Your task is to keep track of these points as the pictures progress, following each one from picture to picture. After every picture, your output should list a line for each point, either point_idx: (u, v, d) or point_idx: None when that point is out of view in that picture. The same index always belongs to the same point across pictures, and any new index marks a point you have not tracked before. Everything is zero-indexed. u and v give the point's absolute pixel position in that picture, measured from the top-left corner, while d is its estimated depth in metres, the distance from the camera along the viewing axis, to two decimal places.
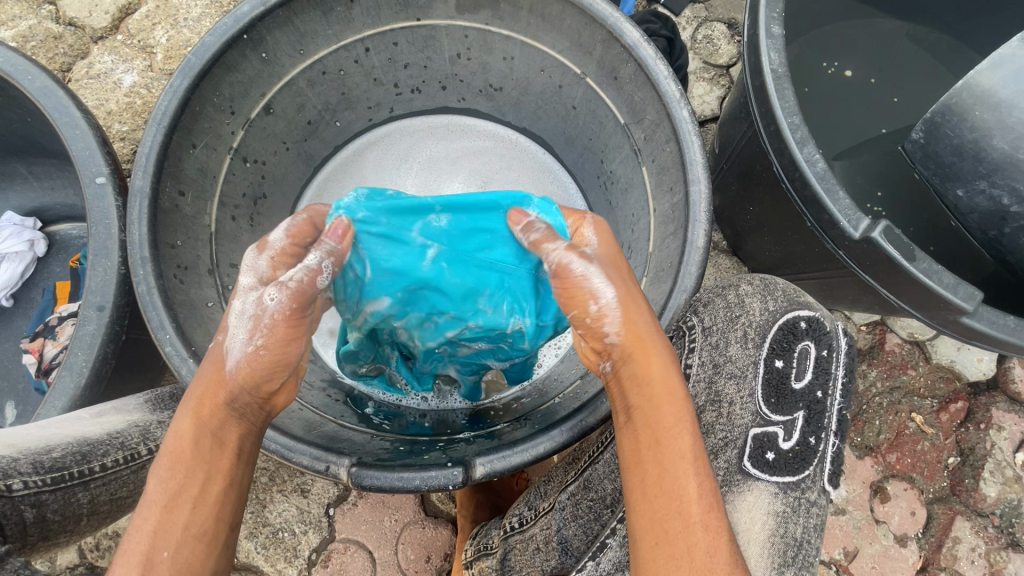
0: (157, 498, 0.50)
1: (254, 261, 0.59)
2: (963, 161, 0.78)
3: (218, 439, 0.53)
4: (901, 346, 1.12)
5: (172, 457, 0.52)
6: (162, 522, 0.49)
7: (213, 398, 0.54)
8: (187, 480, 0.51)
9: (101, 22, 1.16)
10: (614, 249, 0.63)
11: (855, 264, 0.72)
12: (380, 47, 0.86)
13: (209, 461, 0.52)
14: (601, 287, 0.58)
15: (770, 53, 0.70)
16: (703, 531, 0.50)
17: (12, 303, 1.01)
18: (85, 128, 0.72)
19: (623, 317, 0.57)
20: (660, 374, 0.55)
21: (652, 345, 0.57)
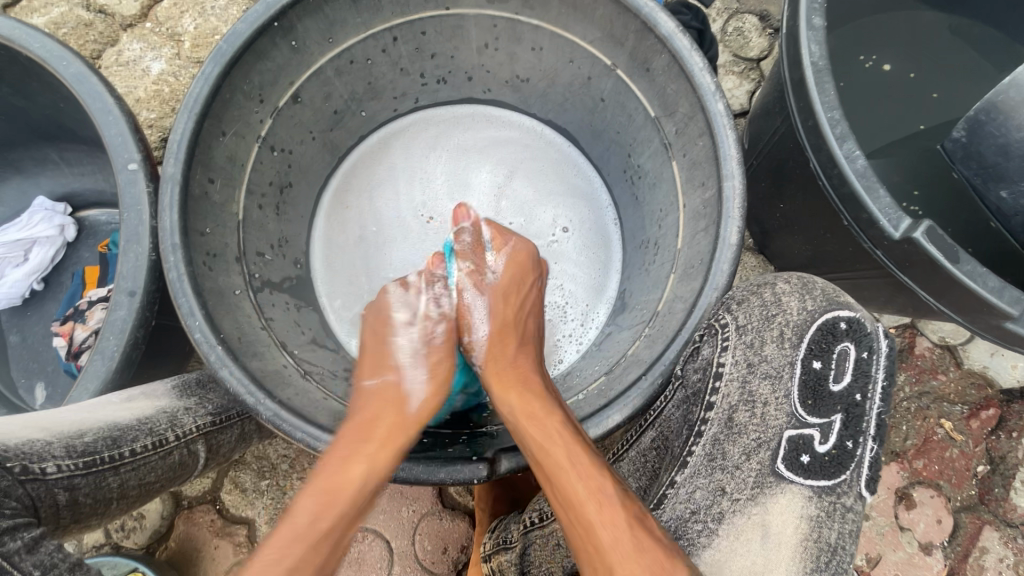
0: (303, 530, 0.56)
1: (399, 294, 0.75)
2: (1009, 161, 0.75)
3: (375, 485, 0.61)
4: (931, 350, 1.09)
5: (330, 498, 0.58)
6: (305, 559, 0.54)
7: (393, 440, 0.63)
8: (340, 520, 0.57)
9: (130, 10, 1.17)
10: (511, 281, 0.76)
11: (893, 265, 0.70)
12: (408, 37, 0.86)
13: (361, 506, 0.59)
14: (479, 321, 0.75)
15: (810, 45, 0.68)
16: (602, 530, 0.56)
17: (43, 287, 1.03)
18: (117, 113, 0.72)
19: (487, 342, 0.74)
20: (533, 405, 0.64)
21: (522, 375, 0.68)
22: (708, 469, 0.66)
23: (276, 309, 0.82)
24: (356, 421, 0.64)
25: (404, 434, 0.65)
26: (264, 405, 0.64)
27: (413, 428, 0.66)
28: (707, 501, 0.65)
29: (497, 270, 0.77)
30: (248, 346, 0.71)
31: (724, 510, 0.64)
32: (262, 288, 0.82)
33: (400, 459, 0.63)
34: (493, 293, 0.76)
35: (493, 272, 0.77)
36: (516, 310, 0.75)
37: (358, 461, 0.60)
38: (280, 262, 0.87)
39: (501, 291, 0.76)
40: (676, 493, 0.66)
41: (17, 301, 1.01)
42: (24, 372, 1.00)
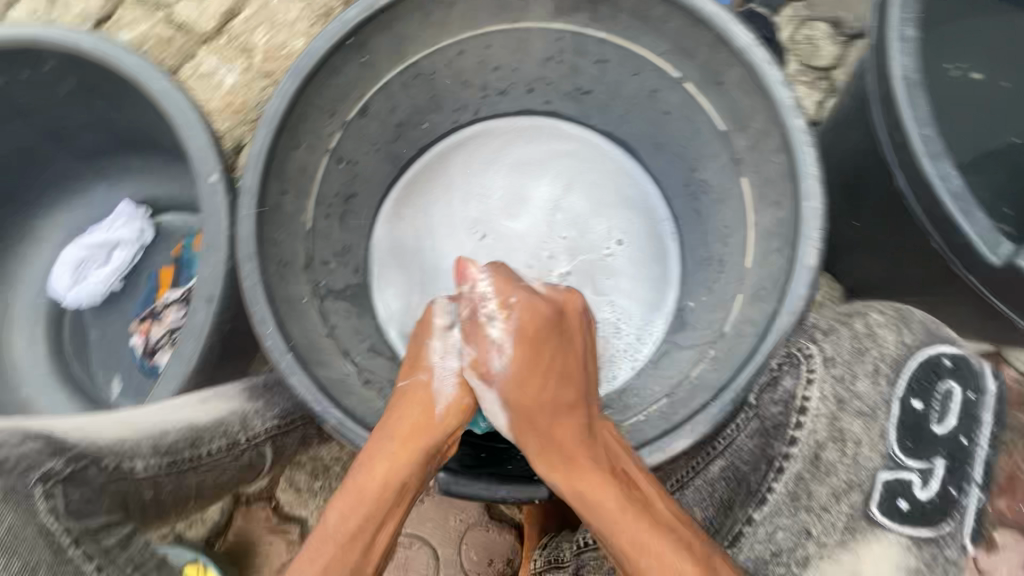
0: (337, 533, 0.57)
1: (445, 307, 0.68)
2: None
3: (403, 486, 0.60)
4: (1018, 381, 1.01)
5: (360, 496, 0.59)
6: (338, 557, 0.56)
7: (416, 440, 0.62)
8: (368, 520, 0.58)
9: (208, 25, 1.24)
10: (523, 352, 0.64)
11: (989, 293, 0.65)
12: (473, 50, 0.87)
13: (392, 505, 0.60)
14: (489, 399, 0.65)
15: (901, 57, 0.64)
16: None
17: (122, 287, 1.09)
18: (200, 127, 0.76)
19: (508, 424, 0.65)
20: (570, 446, 0.62)
21: (563, 449, 0.62)
22: (791, 508, 0.68)
23: (339, 316, 0.84)
24: (385, 417, 0.63)
25: (432, 434, 0.63)
26: (332, 413, 0.65)
27: (439, 428, 0.64)
28: (790, 542, 0.67)
29: (503, 341, 0.64)
30: (315, 353, 0.72)
31: (809, 553, 0.66)
32: (326, 295, 0.84)
33: (423, 457, 0.62)
34: (506, 377, 0.64)
35: (500, 345, 0.64)
36: (539, 387, 0.64)
37: (379, 461, 0.60)
38: (342, 270, 0.89)
39: (518, 371, 0.64)
40: (754, 531, 0.68)
41: (99, 299, 1.08)
42: (103, 367, 1.07)
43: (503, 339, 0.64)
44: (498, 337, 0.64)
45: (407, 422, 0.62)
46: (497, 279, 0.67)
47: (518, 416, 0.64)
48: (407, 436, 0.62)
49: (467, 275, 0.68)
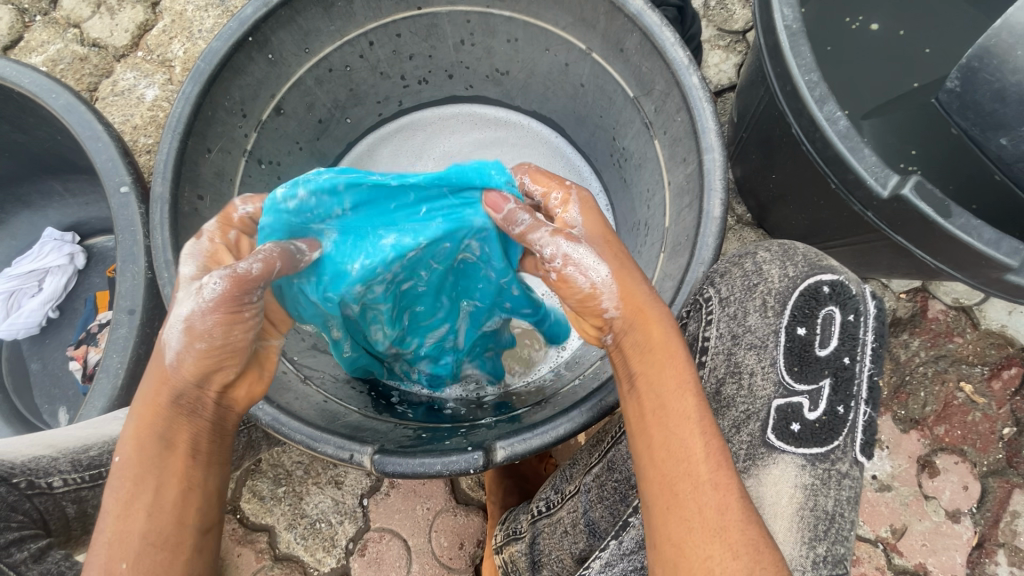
0: (113, 509, 0.50)
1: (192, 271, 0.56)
2: (1007, 107, 0.73)
3: (166, 441, 0.52)
4: (945, 313, 1.06)
5: (124, 467, 0.52)
6: (118, 532, 0.50)
7: (161, 395, 0.53)
8: (139, 487, 0.51)
9: (122, 41, 1.21)
10: (603, 226, 0.62)
11: (886, 226, 0.68)
12: (384, 40, 0.87)
13: (162, 464, 0.52)
14: (591, 266, 0.57)
15: (782, 9, 0.67)
16: (714, 491, 0.49)
17: (58, 314, 1.07)
18: (106, 140, 0.75)
19: (615, 291, 0.57)
20: (667, 341, 0.55)
21: (655, 321, 0.56)
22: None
23: None
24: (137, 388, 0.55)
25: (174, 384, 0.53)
26: (263, 409, 0.64)
27: (178, 381, 0.53)
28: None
29: (582, 224, 0.62)
30: None
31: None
32: None
33: (177, 407, 0.53)
34: (590, 239, 0.60)
35: (576, 227, 0.62)
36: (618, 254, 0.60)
37: (127, 427, 0.52)
38: None
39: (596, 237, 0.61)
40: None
41: (35, 329, 1.05)
42: (46, 398, 1.04)
43: (578, 221, 0.62)
44: (569, 212, 0.62)
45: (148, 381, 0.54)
46: (537, 175, 0.67)
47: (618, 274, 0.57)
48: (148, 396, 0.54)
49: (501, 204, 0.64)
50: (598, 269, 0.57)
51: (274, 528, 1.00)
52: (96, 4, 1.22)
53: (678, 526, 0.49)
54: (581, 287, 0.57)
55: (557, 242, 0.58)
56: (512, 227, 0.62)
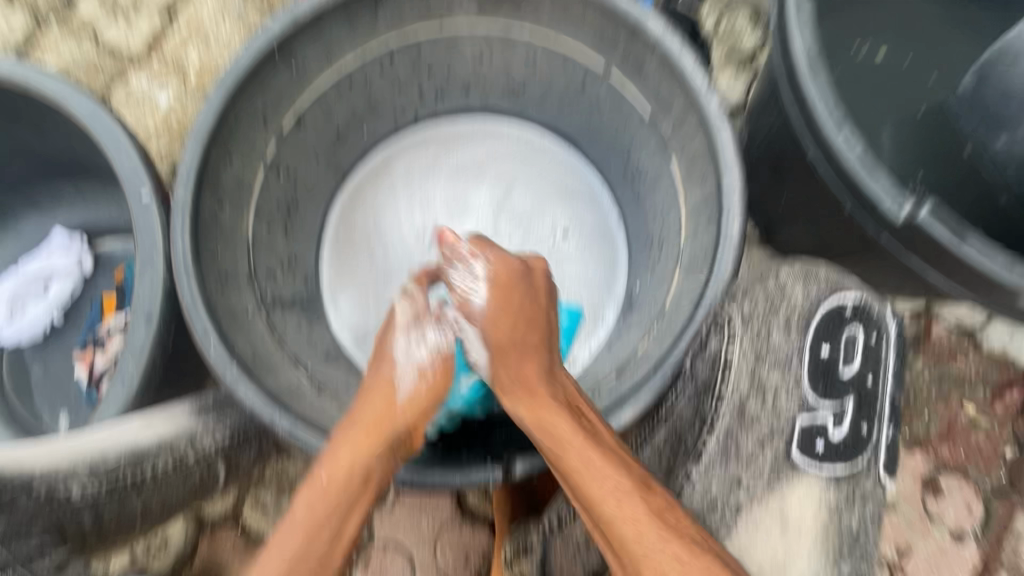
0: (303, 523, 0.57)
1: (408, 306, 0.69)
2: (1012, 105, 0.76)
3: (365, 477, 0.59)
4: (948, 334, 1.07)
5: (321, 493, 0.58)
6: (304, 549, 0.56)
7: (380, 430, 0.61)
8: (333, 510, 0.57)
9: (137, 46, 1.21)
10: (500, 300, 0.66)
11: (899, 250, 0.69)
12: (404, 54, 0.88)
13: (359, 495, 0.59)
14: (474, 344, 0.67)
15: (800, 35, 0.68)
16: (631, 533, 0.57)
17: (63, 317, 1.06)
18: (129, 145, 0.75)
19: (489, 364, 0.66)
20: (546, 415, 0.61)
21: (534, 389, 0.63)
22: (721, 462, 0.68)
23: (288, 327, 0.83)
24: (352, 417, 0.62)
25: (394, 426, 0.62)
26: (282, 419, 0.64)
27: (400, 419, 0.62)
28: None
29: (479, 299, 0.66)
30: (263, 362, 0.72)
31: None
32: (274, 306, 0.83)
33: (389, 447, 0.61)
34: (483, 315, 0.66)
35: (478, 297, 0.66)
36: (510, 327, 0.65)
37: (341, 452, 0.59)
38: (291, 280, 0.89)
39: (493, 311, 0.66)
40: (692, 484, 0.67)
41: (39, 332, 1.04)
42: (48, 403, 1.03)
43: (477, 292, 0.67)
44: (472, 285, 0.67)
45: (372, 417, 0.61)
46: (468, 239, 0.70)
47: (492, 354, 0.65)
48: (369, 430, 0.61)
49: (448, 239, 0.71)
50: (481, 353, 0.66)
51: None
52: (112, 9, 1.23)
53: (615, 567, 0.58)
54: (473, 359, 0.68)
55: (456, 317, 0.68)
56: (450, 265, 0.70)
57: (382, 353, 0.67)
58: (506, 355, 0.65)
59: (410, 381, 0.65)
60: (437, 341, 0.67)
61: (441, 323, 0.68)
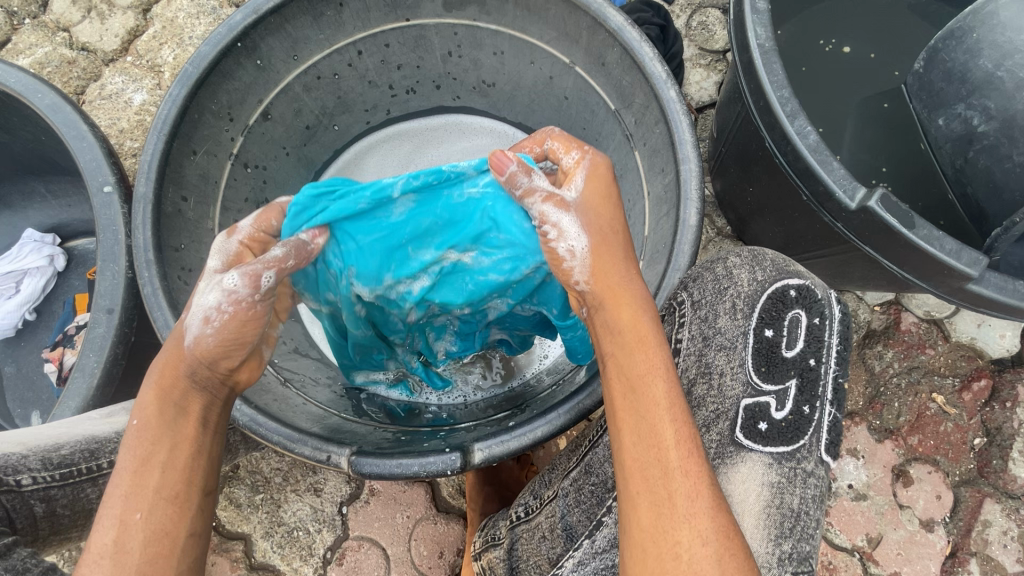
0: (125, 465, 0.50)
1: (223, 243, 0.60)
2: (951, 85, 0.81)
3: (181, 409, 0.53)
4: (917, 325, 1.09)
5: (139, 429, 0.52)
6: (133, 486, 0.49)
7: (176, 366, 0.54)
8: (155, 447, 0.51)
9: (111, 45, 1.21)
10: (602, 195, 0.62)
11: (854, 237, 0.71)
12: (373, 50, 0.88)
13: (175, 427, 0.52)
14: (571, 234, 0.60)
15: (755, 28, 0.70)
16: (684, 477, 0.49)
17: (35, 316, 1.05)
18: (92, 140, 0.76)
19: (590, 260, 0.59)
20: (643, 325, 0.56)
21: (628, 297, 0.57)
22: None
23: None
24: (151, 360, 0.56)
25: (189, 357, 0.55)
26: (241, 410, 0.63)
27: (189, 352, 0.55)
28: None
29: (581, 194, 0.61)
30: None
31: None
32: None
33: (191, 378, 0.55)
34: (580, 207, 0.61)
35: (575, 190, 0.62)
36: (606, 226, 0.60)
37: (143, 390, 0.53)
38: None
39: (592, 204, 0.61)
40: None
41: (10, 331, 1.04)
42: (18, 402, 1.02)
43: (578, 189, 0.62)
44: (574, 180, 0.62)
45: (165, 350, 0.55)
46: (559, 137, 0.66)
47: (594, 253, 0.59)
48: (165, 366, 0.55)
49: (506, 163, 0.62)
50: (579, 239, 0.59)
51: (251, 536, 0.99)
52: (86, 9, 1.23)
53: (649, 517, 0.49)
54: (557, 249, 0.60)
55: (547, 207, 0.61)
56: (512, 189, 0.62)
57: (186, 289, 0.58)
58: (607, 255, 0.59)
59: (200, 330, 0.55)
60: (230, 286, 0.55)
61: (245, 270, 0.56)
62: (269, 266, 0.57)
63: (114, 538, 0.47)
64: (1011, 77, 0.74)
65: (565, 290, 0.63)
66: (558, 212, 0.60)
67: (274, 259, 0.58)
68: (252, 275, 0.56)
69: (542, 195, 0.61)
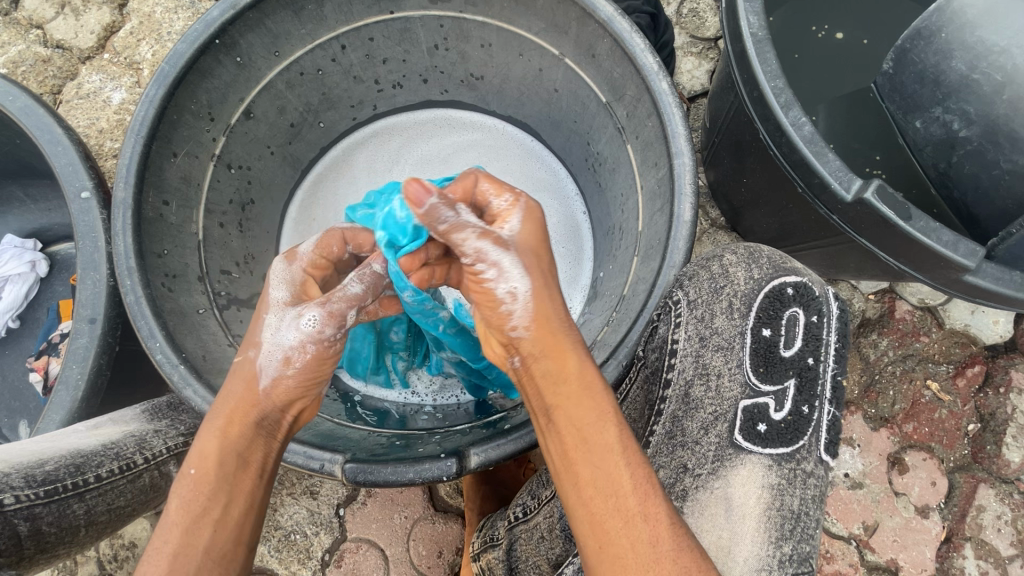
0: (179, 520, 0.53)
1: (281, 270, 0.67)
2: (925, 88, 0.79)
3: (242, 460, 0.57)
4: (912, 313, 1.09)
5: (198, 479, 0.55)
6: (183, 542, 0.52)
7: (244, 417, 0.58)
8: (210, 503, 0.54)
9: (87, 42, 1.17)
10: (538, 236, 0.61)
11: (851, 229, 0.70)
12: (356, 44, 0.86)
13: (234, 480, 0.55)
14: (511, 276, 0.57)
15: (748, 17, 0.68)
16: (645, 521, 0.50)
17: (19, 324, 1.03)
18: (67, 144, 0.73)
19: (530, 304, 0.57)
20: (578, 373, 0.55)
21: (561, 347, 0.56)
22: (669, 447, 0.65)
23: (244, 326, 0.82)
24: (212, 406, 0.59)
25: (260, 409, 0.59)
26: None
27: (263, 403, 0.59)
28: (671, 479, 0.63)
29: (517, 232, 0.60)
30: (214, 363, 0.70)
31: (688, 487, 0.62)
32: (229, 305, 0.81)
33: (258, 431, 0.58)
34: (519, 246, 0.59)
35: (511, 231, 0.60)
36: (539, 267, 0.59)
37: (209, 439, 0.57)
38: (247, 279, 0.87)
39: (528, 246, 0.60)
40: None
41: None
42: (5, 412, 1.00)
43: (513, 228, 0.60)
44: (510, 220, 0.60)
45: (233, 402, 0.59)
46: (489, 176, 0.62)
47: (534, 305, 0.57)
48: (232, 415, 0.58)
49: (422, 195, 0.57)
50: (521, 281, 0.57)
51: None
52: (60, 5, 1.19)
53: (611, 567, 0.49)
54: (497, 292, 0.57)
55: (483, 244, 0.58)
56: (433, 224, 0.58)
57: (250, 329, 0.63)
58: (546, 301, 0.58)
59: (283, 372, 0.61)
60: (308, 325, 0.62)
61: (329, 310, 0.63)
62: (347, 304, 0.64)
63: None
64: (988, 80, 0.72)
65: (494, 334, 0.60)
66: (494, 248, 0.58)
67: (352, 296, 0.65)
68: (337, 314, 0.63)
69: (475, 233, 0.58)
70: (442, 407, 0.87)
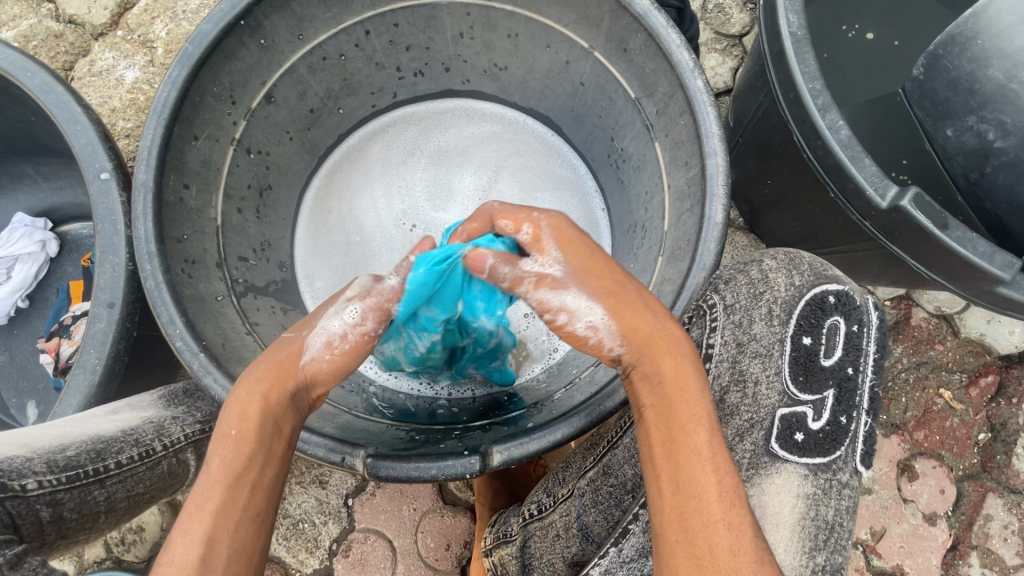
0: (218, 479, 0.51)
1: (365, 281, 0.61)
2: (958, 95, 0.77)
3: (279, 425, 0.55)
4: (928, 321, 1.08)
5: (236, 442, 0.52)
6: (226, 500, 0.50)
7: (283, 384, 0.56)
8: (250, 463, 0.52)
9: (100, 18, 1.15)
10: (588, 253, 0.57)
11: (882, 236, 0.69)
12: (381, 30, 0.84)
13: (270, 444, 0.54)
14: (582, 309, 0.55)
15: (788, 15, 0.67)
16: (727, 531, 0.49)
17: (28, 303, 1.02)
18: (86, 123, 0.72)
19: (607, 325, 0.55)
20: (679, 376, 0.53)
21: (659, 348, 0.54)
22: None
23: (261, 314, 0.81)
24: (251, 366, 0.57)
25: (298, 377, 0.56)
26: None
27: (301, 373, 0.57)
28: None
29: (563, 261, 0.57)
30: (232, 352, 0.69)
31: None
32: (246, 293, 0.80)
33: (292, 399, 0.56)
34: (575, 276, 0.56)
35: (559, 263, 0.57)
36: (601, 292, 0.55)
37: (249, 400, 0.54)
38: (263, 266, 0.86)
39: (580, 266, 0.56)
40: None
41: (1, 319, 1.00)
42: (13, 392, 0.99)
43: (558, 258, 0.57)
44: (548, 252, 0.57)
45: (273, 364, 0.56)
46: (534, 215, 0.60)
47: (613, 324, 0.55)
48: (270, 380, 0.55)
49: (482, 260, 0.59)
50: (594, 313, 0.55)
51: None
52: None
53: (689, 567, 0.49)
54: (575, 327, 0.56)
55: (544, 289, 0.56)
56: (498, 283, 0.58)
57: (304, 318, 0.59)
58: (626, 318, 0.55)
59: (320, 347, 0.57)
60: (356, 320, 0.58)
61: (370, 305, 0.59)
62: (389, 298, 0.61)
63: (200, 553, 0.48)
64: None
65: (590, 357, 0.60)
66: (562, 290, 0.55)
67: (393, 291, 0.61)
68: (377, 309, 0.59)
69: (532, 279, 0.56)
70: (457, 401, 0.86)
